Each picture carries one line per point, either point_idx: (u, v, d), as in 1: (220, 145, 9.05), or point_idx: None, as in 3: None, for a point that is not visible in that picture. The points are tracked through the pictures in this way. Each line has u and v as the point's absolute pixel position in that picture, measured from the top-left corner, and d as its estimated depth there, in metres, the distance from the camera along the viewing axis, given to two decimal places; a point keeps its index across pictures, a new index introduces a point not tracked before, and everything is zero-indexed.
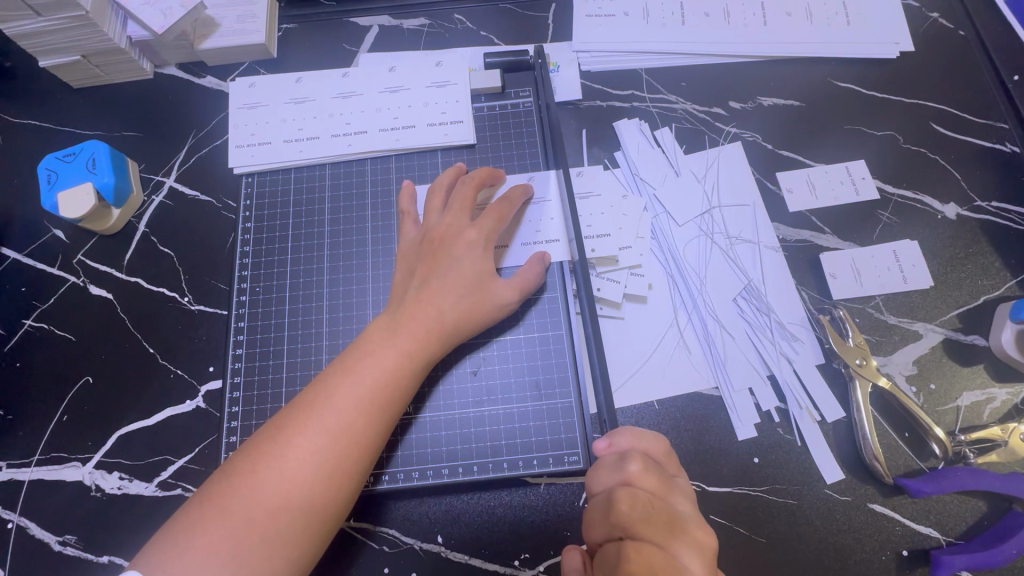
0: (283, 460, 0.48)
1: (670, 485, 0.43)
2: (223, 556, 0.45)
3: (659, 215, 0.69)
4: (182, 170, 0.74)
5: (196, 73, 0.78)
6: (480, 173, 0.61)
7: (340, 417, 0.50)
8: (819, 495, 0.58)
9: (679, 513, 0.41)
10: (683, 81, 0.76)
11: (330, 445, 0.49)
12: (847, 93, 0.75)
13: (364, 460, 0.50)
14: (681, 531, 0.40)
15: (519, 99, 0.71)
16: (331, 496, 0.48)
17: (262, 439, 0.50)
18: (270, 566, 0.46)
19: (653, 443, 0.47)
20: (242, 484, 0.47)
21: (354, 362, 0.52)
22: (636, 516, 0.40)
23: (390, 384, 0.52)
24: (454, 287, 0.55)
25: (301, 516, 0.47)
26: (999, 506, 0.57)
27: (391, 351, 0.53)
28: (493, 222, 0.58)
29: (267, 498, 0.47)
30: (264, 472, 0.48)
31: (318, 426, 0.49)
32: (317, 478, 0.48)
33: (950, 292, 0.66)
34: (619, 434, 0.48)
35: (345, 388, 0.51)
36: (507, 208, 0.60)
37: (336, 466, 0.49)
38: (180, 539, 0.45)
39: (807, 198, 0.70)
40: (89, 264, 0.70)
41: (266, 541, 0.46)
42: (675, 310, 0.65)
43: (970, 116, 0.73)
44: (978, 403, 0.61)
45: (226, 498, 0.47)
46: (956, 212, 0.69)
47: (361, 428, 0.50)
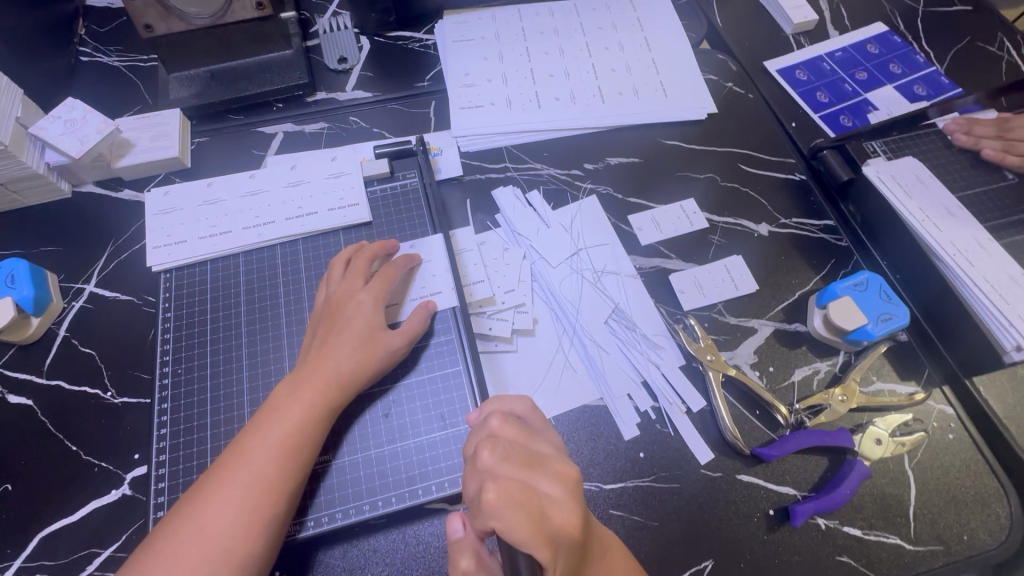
0: (203, 517, 0.55)
1: (531, 435, 0.46)
2: None
3: (537, 261, 0.82)
4: (101, 276, 0.80)
5: (113, 187, 0.86)
6: (373, 247, 0.72)
7: (256, 470, 0.57)
8: (696, 475, 0.69)
9: (541, 453, 0.42)
10: (545, 152, 0.93)
11: (248, 496, 0.56)
12: (672, 148, 0.94)
13: (279, 505, 0.57)
14: (540, 465, 0.40)
15: (406, 179, 0.84)
16: (250, 543, 0.55)
17: (186, 504, 0.56)
18: None
19: (515, 402, 0.53)
20: (167, 545, 0.54)
21: (265, 422, 0.60)
22: (496, 459, 0.40)
23: (296, 434, 0.60)
24: (349, 344, 0.64)
25: (223, 566, 0.53)
26: (837, 459, 0.69)
27: (295, 405, 0.61)
28: (380, 285, 0.69)
29: (191, 553, 0.53)
30: (188, 530, 0.54)
31: (235, 481, 0.56)
32: (236, 528, 0.54)
33: (773, 291, 0.81)
34: (488, 403, 0.55)
35: (258, 443, 0.59)
36: (393, 272, 0.71)
37: (251, 515, 0.55)
38: None
39: (653, 232, 0.85)
40: (7, 374, 0.73)
41: None
42: (559, 337, 0.77)
43: (766, 156, 0.94)
44: (808, 376, 0.75)
45: (154, 559, 0.53)
46: (768, 229, 0.87)
47: (273, 477, 0.57)
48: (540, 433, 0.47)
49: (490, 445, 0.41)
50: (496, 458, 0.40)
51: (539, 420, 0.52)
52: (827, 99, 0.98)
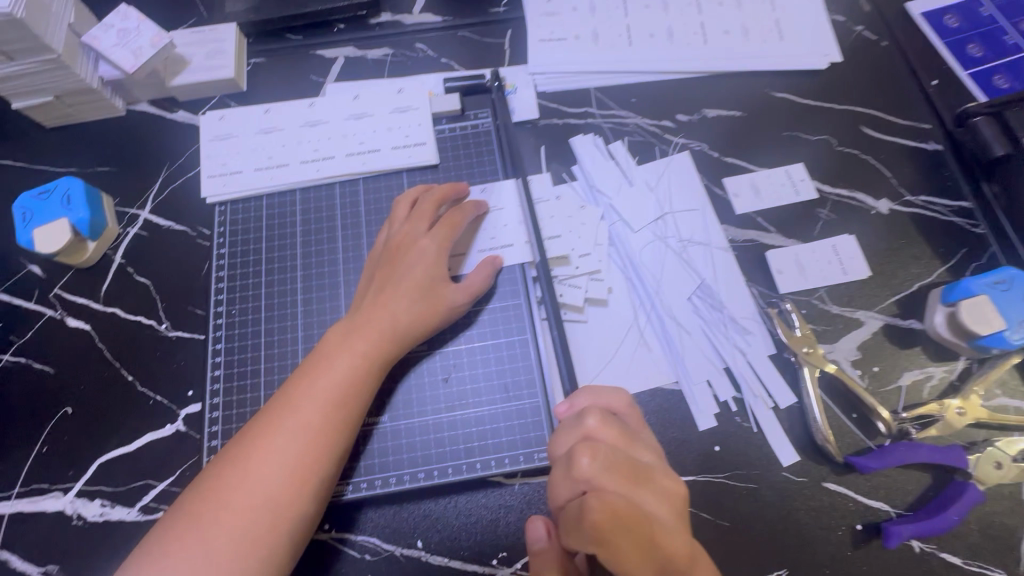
0: (250, 461, 0.51)
1: (630, 439, 0.46)
2: (198, 558, 0.47)
3: (616, 222, 0.73)
4: (156, 203, 0.76)
5: (168, 108, 0.81)
6: (442, 189, 0.66)
7: (304, 418, 0.53)
8: (777, 477, 0.62)
9: (643, 463, 0.44)
10: (633, 97, 0.81)
11: (295, 445, 0.52)
12: (783, 102, 0.80)
13: (328, 456, 0.53)
14: (645, 480, 0.42)
15: (478, 120, 0.75)
16: (298, 493, 0.51)
17: (231, 448, 0.52)
18: (246, 565, 0.48)
19: (613, 398, 0.52)
20: (213, 487, 0.50)
21: (314, 368, 0.56)
22: (598, 469, 0.41)
23: (347, 383, 0.55)
24: (408, 293, 0.59)
25: (270, 515, 0.50)
26: (943, 477, 0.61)
27: (348, 351, 0.56)
28: (445, 232, 0.62)
29: (237, 498, 0.49)
30: (234, 474, 0.50)
31: (282, 427, 0.52)
32: (283, 477, 0.51)
33: (888, 281, 0.71)
34: (578, 395, 0.52)
35: (308, 389, 0.54)
36: (460, 218, 0.64)
37: (299, 464, 0.51)
38: (157, 547, 0.48)
39: (752, 200, 0.74)
40: (66, 297, 0.72)
41: (237, 541, 0.48)
42: (634, 311, 0.69)
43: (895, 118, 0.79)
44: (917, 381, 0.66)
45: (201, 501, 0.50)
46: (888, 207, 0.74)
47: (322, 427, 0.53)
48: (635, 435, 0.48)
49: (591, 453, 0.42)
50: (597, 470, 0.41)
51: (635, 418, 0.51)
52: (981, 54, 0.81)
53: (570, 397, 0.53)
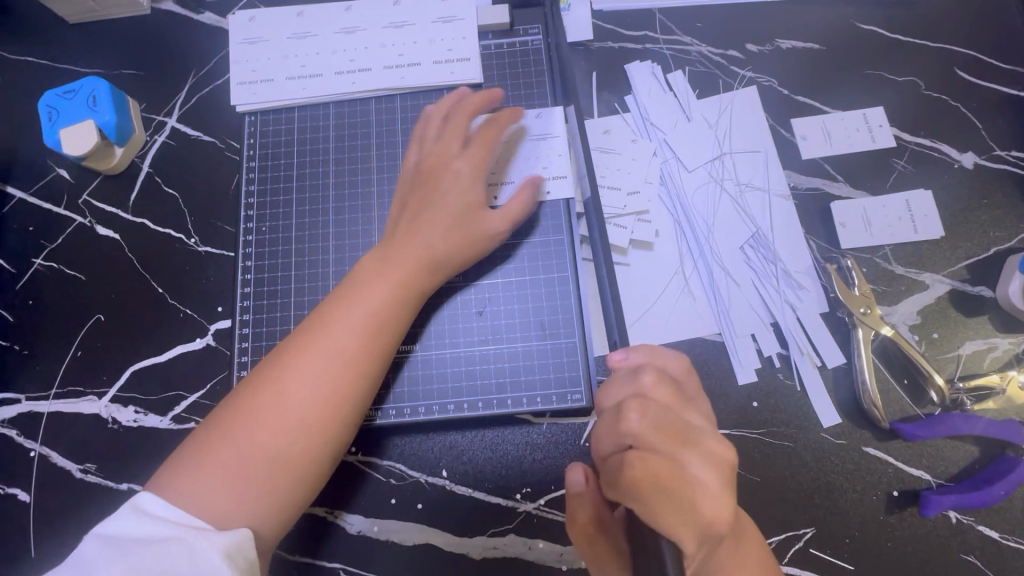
0: (280, 383, 0.50)
1: (683, 399, 0.42)
2: (227, 474, 0.47)
3: (669, 160, 0.68)
4: (184, 111, 0.72)
5: (195, 8, 0.75)
6: (477, 97, 0.60)
7: (335, 343, 0.51)
8: (816, 438, 0.60)
9: (693, 425, 0.41)
10: (699, 21, 0.72)
11: (326, 369, 0.50)
12: (869, 36, 0.71)
13: (360, 383, 0.51)
14: (693, 441, 0.39)
15: (528, 36, 0.68)
16: (330, 419, 0.50)
17: (261, 370, 0.51)
18: (276, 483, 0.48)
19: (670, 360, 0.47)
20: (244, 405, 0.50)
21: (347, 293, 0.54)
22: (646, 427, 0.39)
23: (381, 310, 0.53)
24: (444, 221, 0.56)
25: (301, 438, 0.49)
26: (992, 451, 0.59)
27: (383, 278, 0.54)
28: (481, 152, 0.58)
29: (268, 418, 0.49)
30: (266, 394, 0.50)
31: (313, 352, 0.51)
32: (314, 400, 0.50)
33: (962, 243, 0.65)
34: (634, 350, 0.47)
35: (340, 313, 0.52)
36: (494, 133, 0.59)
37: (330, 389, 0.50)
38: (186, 461, 0.48)
39: (822, 145, 0.68)
40: (94, 204, 0.70)
41: (267, 460, 0.48)
42: (681, 256, 0.65)
43: (997, 62, 0.70)
44: (979, 352, 0.62)
45: (231, 419, 0.49)
46: (974, 161, 0.67)
47: (354, 353, 0.51)
48: (690, 397, 0.44)
49: (639, 409, 0.40)
50: (645, 426, 0.39)
51: (693, 382, 0.47)
52: None
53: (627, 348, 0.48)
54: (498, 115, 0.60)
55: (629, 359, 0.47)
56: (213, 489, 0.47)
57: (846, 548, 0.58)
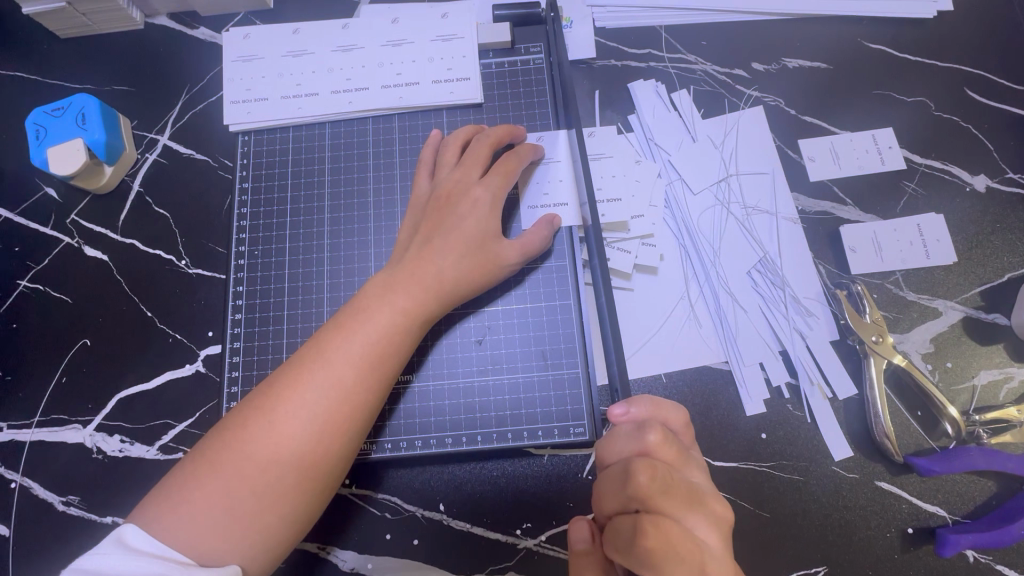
0: (275, 414, 0.48)
1: (688, 460, 0.42)
2: (215, 508, 0.45)
3: (674, 182, 0.66)
4: (176, 128, 0.70)
5: (189, 24, 0.74)
6: (498, 131, 0.59)
7: (335, 373, 0.49)
8: (827, 471, 0.58)
9: (697, 487, 0.41)
10: (704, 40, 0.71)
11: (325, 401, 0.48)
12: (877, 56, 0.70)
13: (358, 416, 0.49)
14: (699, 505, 0.40)
15: (530, 55, 0.67)
16: (326, 454, 0.48)
17: (257, 398, 0.49)
18: (264, 521, 0.46)
19: (673, 413, 0.46)
20: (234, 436, 0.47)
21: (350, 319, 0.51)
22: (656, 490, 0.38)
23: (385, 340, 0.51)
24: (455, 247, 0.54)
25: (294, 473, 0.47)
26: (1009, 487, 0.57)
27: (392, 305, 0.52)
28: (499, 181, 0.57)
29: (260, 452, 0.47)
30: (259, 425, 0.47)
31: (311, 382, 0.49)
32: (309, 433, 0.47)
33: (975, 268, 0.63)
34: (637, 401, 0.46)
35: (344, 342, 0.50)
36: (515, 164, 0.58)
37: (327, 422, 0.48)
38: (173, 494, 0.46)
39: (830, 167, 0.66)
40: (82, 224, 0.68)
41: (258, 495, 0.46)
42: (686, 282, 0.63)
43: (1008, 82, 0.69)
44: (995, 382, 0.60)
45: (221, 451, 0.47)
46: (986, 184, 0.65)
47: (356, 385, 0.49)
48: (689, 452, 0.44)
49: (650, 471, 0.39)
50: (655, 491, 0.38)
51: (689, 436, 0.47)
52: None
53: (628, 399, 0.46)
54: (517, 148, 0.60)
55: (630, 414, 0.45)
56: (199, 524, 0.44)
57: None
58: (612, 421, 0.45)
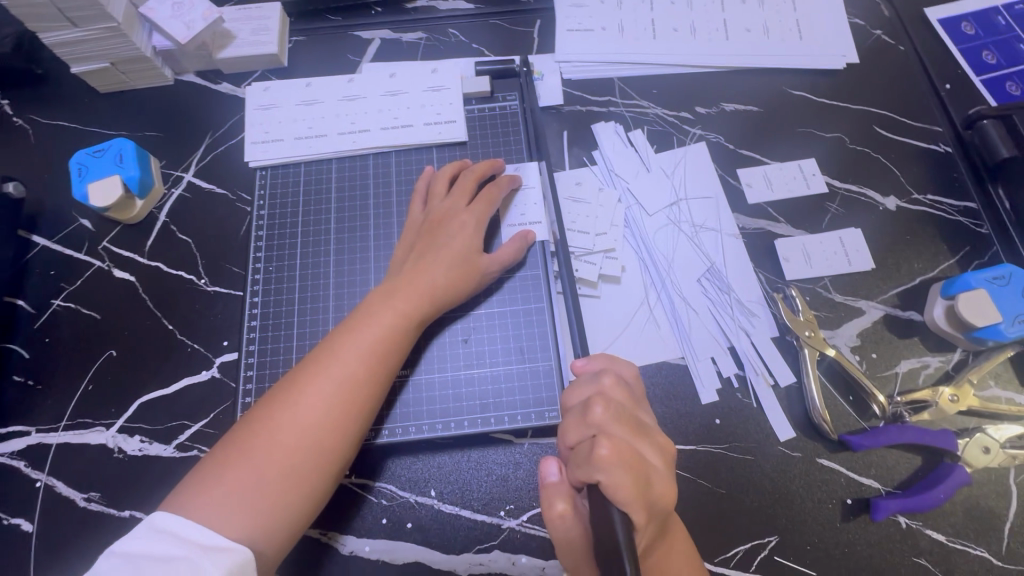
0: (293, 405, 0.55)
1: (636, 401, 0.54)
2: (244, 486, 0.52)
3: (632, 205, 0.77)
4: (199, 167, 0.81)
5: (213, 80, 0.86)
6: (481, 166, 0.70)
7: (346, 367, 0.57)
8: (773, 450, 0.65)
9: (645, 421, 0.52)
10: (654, 89, 0.84)
11: (338, 391, 0.56)
12: (799, 100, 0.83)
13: (366, 404, 0.57)
14: (645, 434, 0.50)
15: (506, 102, 0.79)
16: (338, 439, 0.55)
17: (278, 392, 0.57)
18: (289, 496, 0.53)
19: (625, 368, 0.58)
20: (257, 426, 0.55)
21: (357, 323, 0.60)
22: (609, 418, 0.50)
23: (386, 339, 0.59)
24: (446, 261, 0.63)
25: (313, 453, 0.54)
26: (933, 460, 0.64)
27: (393, 309, 0.60)
28: (483, 207, 0.67)
29: (281, 438, 0.54)
30: (282, 414, 0.55)
31: (325, 375, 0.56)
32: (325, 419, 0.55)
33: (891, 273, 0.73)
34: (594, 358, 0.59)
35: (352, 342, 0.58)
36: (496, 193, 0.68)
37: (340, 409, 0.56)
38: (207, 477, 0.52)
39: (764, 191, 0.78)
40: (113, 250, 0.77)
41: (283, 473, 0.53)
42: (646, 289, 0.73)
43: (908, 120, 0.82)
44: (914, 369, 0.69)
45: (246, 439, 0.54)
46: (896, 204, 0.77)
47: (363, 378, 0.57)
48: (640, 400, 0.55)
49: (603, 404, 0.51)
50: (607, 418, 0.50)
51: (641, 388, 0.58)
52: (994, 61, 0.85)
53: (589, 357, 0.59)
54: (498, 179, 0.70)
55: (590, 366, 0.58)
56: (231, 502, 0.51)
57: (807, 555, 0.62)
58: (575, 371, 0.58)
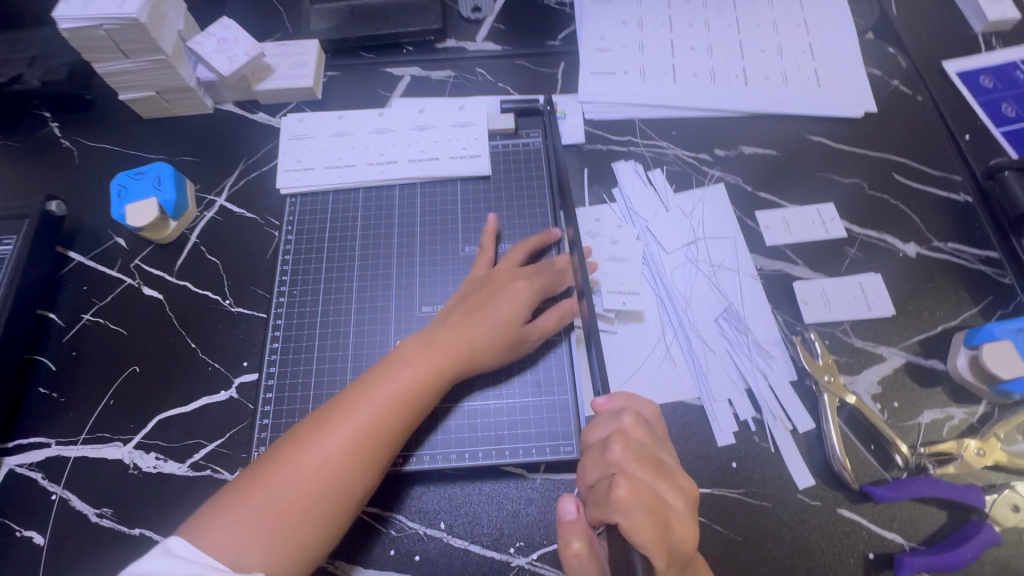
0: (316, 451, 0.55)
1: (656, 441, 0.54)
2: (254, 533, 0.51)
3: (650, 243, 0.78)
4: (231, 191, 0.84)
5: (250, 110, 0.90)
6: (537, 238, 0.72)
7: (377, 421, 0.57)
8: (792, 498, 0.64)
9: (666, 462, 0.52)
10: (674, 130, 0.86)
11: (361, 445, 0.56)
12: (818, 145, 0.85)
13: (387, 461, 0.57)
14: (666, 475, 0.51)
15: (530, 139, 0.82)
16: (354, 494, 0.55)
17: (297, 436, 0.56)
18: (297, 547, 0.52)
19: (644, 405, 0.58)
20: (275, 467, 0.54)
21: (389, 374, 0.59)
22: (628, 456, 0.50)
23: (415, 392, 0.59)
24: (489, 322, 0.63)
25: (329, 507, 0.54)
26: (959, 516, 0.62)
27: (420, 358, 0.60)
28: (534, 276, 0.67)
29: (298, 486, 0.53)
30: (301, 460, 0.54)
31: (350, 427, 0.56)
32: (345, 472, 0.55)
33: (912, 320, 0.73)
34: (614, 395, 0.58)
35: (380, 390, 0.58)
36: (548, 270, 0.68)
37: (361, 464, 0.55)
38: (218, 515, 0.52)
39: (782, 233, 0.78)
40: (144, 269, 0.79)
41: (295, 525, 0.52)
42: (663, 327, 0.73)
43: (928, 168, 0.83)
44: (937, 420, 0.67)
45: (262, 481, 0.54)
46: (916, 250, 0.77)
47: (386, 435, 0.57)
48: (660, 439, 0.56)
49: (622, 443, 0.51)
50: (627, 456, 0.50)
51: (660, 425, 0.58)
52: (1013, 114, 0.86)
53: (608, 393, 0.58)
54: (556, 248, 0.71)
55: (611, 403, 0.57)
56: (241, 546, 0.50)
57: None
58: (596, 409, 0.57)
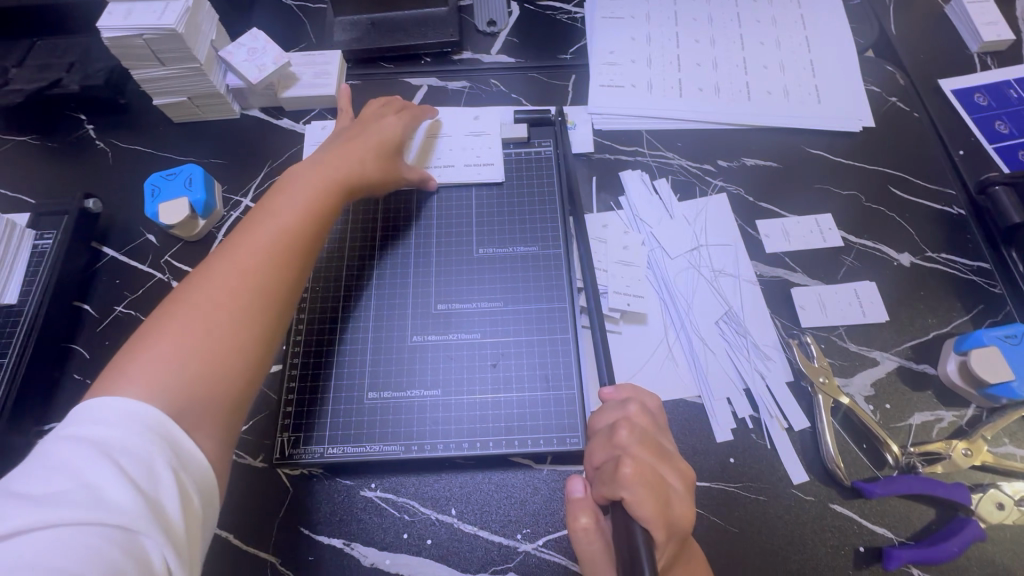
0: (202, 300, 0.58)
1: (660, 429, 0.59)
2: (171, 358, 0.54)
3: (654, 249, 0.82)
4: (257, 193, 0.89)
5: (275, 116, 0.94)
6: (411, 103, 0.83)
7: (246, 247, 0.62)
8: (787, 492, 0.67)
9: (667, 448, 0.58)
10: (679, 141, 0.90)
11: (270, 245, 0.62)
12: (817, 158, 0.88)
13: (286, 267, 0.62)
14: (668, 459, 0.57)
15: (541, 148, 0.86)
16: (279, 274, 0.61)
17: (202, 280, 0.60)
18: (217, 352, 0.56)
19: (649, 398, 0.63)
20: (165, 321, 0.56)
21: (260, 217, 0.66)
22: (633, 440, 0.57)
23: (291, 232, 0.64)
24: (370, 148, 0.74)
25: (251, 291, 0.59)
26: (947, 513, 0.65)
27: (285, 212, 0.65)
28: (404, 114, 0.80)
29: (214, 303, 0.57)
30: (213, 288, 0.58)
31: (246, 252, 0.62)
32: (243, 282, 0.59)
33: (905, 326, 0.76)
34: (620, 385, 0.64)
35: (286, 209, 0.66)
36: (415, 111, 0.82)
37: (269, 259, 0.61)
38: (132, 351, 0.54)
39: (782, 242, 0.82)
40: (173, 264, 0.84)
41: (209, 341, 0.56)
42: (666, 328, 0.77)
43: (923, 182, 0.86)
44: (928, 422, 0.71)
45: (170, 318, 0.56)
46: (910, 260, 0.80)
47: (299, 229, 0.65)
48: (662, 428, 0.61)
49: (628, 428, 0.57)
50: (632, 440, 0.56)
51: (663, 418, 0.63)
52: (1006, 131, 0.89)
53: (615, 385, 0.64)
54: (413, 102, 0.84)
55: (616, 394, 0.63)
56: (155, 369, 0.52)
57: None
58: (603, 398, 0.63)
